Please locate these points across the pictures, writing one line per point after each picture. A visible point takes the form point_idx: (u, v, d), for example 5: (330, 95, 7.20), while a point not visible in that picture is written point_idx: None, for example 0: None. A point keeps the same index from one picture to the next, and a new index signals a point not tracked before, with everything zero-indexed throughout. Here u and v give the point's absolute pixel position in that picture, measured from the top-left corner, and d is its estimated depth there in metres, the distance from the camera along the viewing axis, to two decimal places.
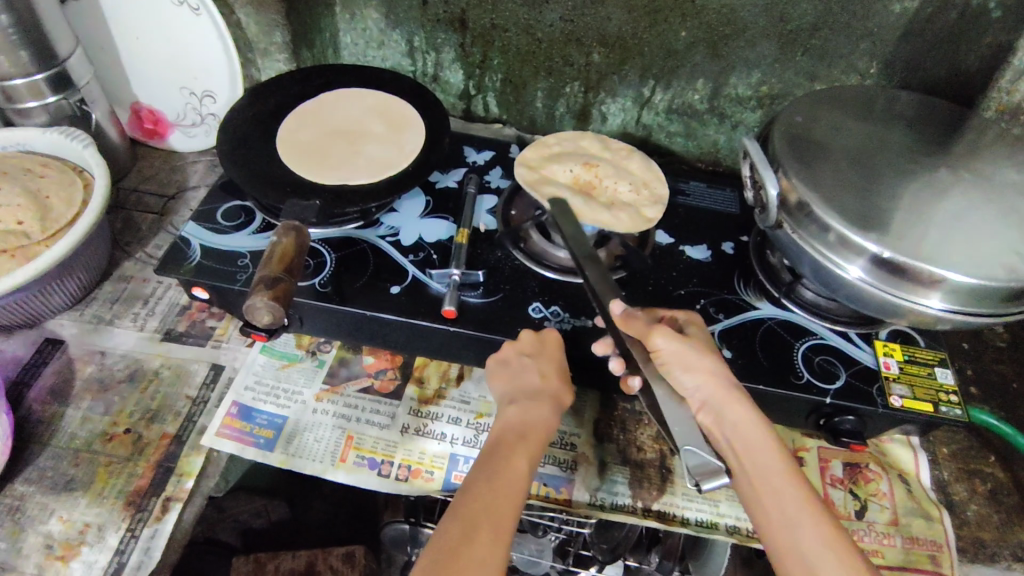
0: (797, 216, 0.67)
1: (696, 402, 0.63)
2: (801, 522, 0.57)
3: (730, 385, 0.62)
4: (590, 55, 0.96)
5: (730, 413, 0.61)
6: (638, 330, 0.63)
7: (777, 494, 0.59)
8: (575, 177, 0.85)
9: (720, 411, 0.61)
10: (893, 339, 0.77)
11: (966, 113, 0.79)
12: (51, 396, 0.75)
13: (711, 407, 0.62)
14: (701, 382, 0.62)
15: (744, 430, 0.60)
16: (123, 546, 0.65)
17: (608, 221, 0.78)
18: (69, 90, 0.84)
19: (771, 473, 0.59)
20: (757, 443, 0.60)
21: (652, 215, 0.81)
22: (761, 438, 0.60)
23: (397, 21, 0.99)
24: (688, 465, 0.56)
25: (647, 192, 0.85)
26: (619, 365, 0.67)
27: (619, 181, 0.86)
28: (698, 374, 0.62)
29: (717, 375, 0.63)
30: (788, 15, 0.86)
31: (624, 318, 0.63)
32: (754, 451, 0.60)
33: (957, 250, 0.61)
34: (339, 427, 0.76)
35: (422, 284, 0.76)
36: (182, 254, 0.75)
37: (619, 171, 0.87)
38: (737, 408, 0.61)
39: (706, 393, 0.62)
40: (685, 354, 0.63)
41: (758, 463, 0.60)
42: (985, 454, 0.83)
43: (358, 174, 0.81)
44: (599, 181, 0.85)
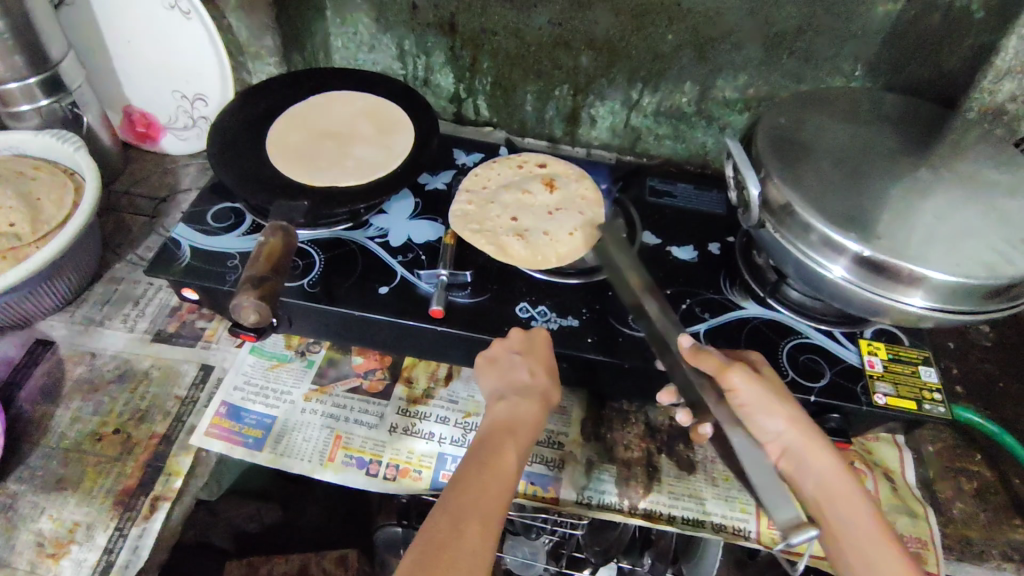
0: (780, 215, 0.68)
1: (776, 447, 0.65)
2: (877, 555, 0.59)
3: (810, 429, 0.64)
4: (578, 58, 0.97)
5: (810, 457, 0.64)
6: (713, 367, 0.65)
7: (856, 533, 0.60)
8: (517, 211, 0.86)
9: (800, 458, 0.64)
10: (877, 338, 0.78)
11: (948, 115, 0.79)
12: (42, 396, 0.75)
13: (792, 453, 0.64)
14: (782, 425, 0.64)
15: (821, 474, 0.63)
16: (111, 544, 0.66)
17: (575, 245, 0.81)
18: (61, 93, 0.85)
19: (849, 512, 0.61)
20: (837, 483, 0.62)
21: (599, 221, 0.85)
22: (842, 485, 0.63)
23: (387, 25, 1.00)
24: (777, 521, 0.55)
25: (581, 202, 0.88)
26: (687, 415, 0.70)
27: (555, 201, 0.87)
28: (779, 420, 0.64)
29: (801, 420, 0.64)
30: (773, 18, 0.87)
31: (693, 353, 0.65)
32: (833, 495, 0.62)
33: (936, 248, 0.62)
34: (327, 426, 0.76)
35: (410, 284, 0.77)
36: (172, 255, 0.75)
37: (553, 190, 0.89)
38: (818, 452, 0.63)
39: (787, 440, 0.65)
40: (765, 399, 0.64)
41: (835, 505, 0.62)
42: (972, 452, 0.83)
43: (346, 177, 0.82)
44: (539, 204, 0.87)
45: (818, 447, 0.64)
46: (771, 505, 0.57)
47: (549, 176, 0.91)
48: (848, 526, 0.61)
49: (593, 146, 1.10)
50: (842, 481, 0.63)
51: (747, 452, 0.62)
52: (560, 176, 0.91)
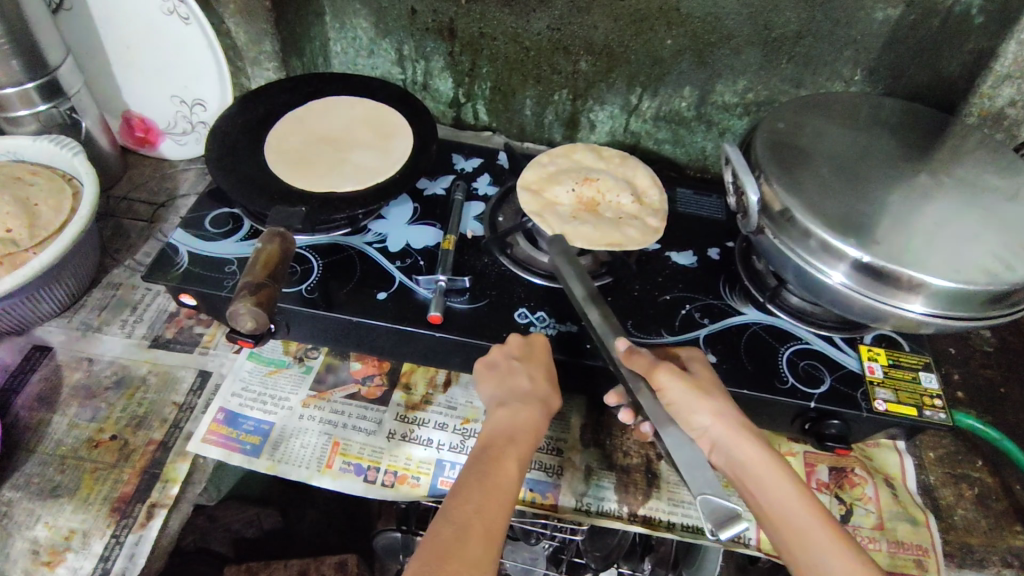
0: (778, 221, 0.68)
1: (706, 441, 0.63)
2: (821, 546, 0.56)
3: (735, 420, 0.62)
4: (577, 63, 0.97)
5: (738, 451, 0.61)
6: (643, 367, 0.63)
7: (789, 518, 0.58)
8: (577, 197, 0.85)
9: (729, 451, 0.61)
10: (877, 344, 0.78)
11: (947, 120, 0.79)
12: (38, 402, 0.75)
13: (720, 447, 0.62)
14: (710, 421, 0.62)
15: (751, 466, 0.60)
16: (107, 552, 0.65)
17: (624, 237, 0.80)
18: (59, 98, 0.85)
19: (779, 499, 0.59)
20: (768, 472, 0.60)
21: (657, 223, 0.83)
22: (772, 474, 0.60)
23: (386, 30, 1.01)
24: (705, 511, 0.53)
25: (646, 202, 0.86)
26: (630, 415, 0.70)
27: (620, 193, 0.86)
28: (705, 415, 0.62)
29: (725, 414, 0.62)
30: (773, 23, 0.87)
31: (628, 355, 0.64)
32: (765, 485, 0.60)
33: (937, 255, 0.61)
34: (325, 432, 0.76)
35: (408, 290, 0.76)
36: (169, 261, 0.75)
37: (619, 182, 0.88)
38: (745, 446, 0.61)
39: (716, 434, 0.62)
40: (692, 394, 0.62)
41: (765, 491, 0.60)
42: (973, 458, 0.83)
43: (344, 182, 0.81)
44: (600, 195, 0.86)
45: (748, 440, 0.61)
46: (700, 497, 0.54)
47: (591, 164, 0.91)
48: (784, 510, 0.59)
49: None
50: (772, 467, 0.60)
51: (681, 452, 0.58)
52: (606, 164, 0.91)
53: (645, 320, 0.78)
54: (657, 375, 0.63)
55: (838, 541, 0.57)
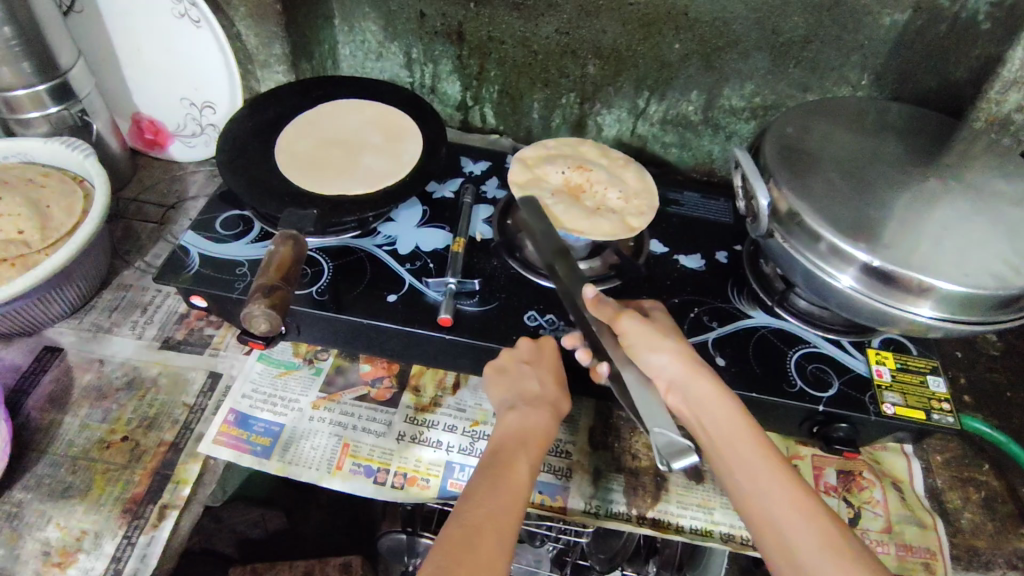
0: (788, 225, 0.68)
1: (663, 382, 0.65)
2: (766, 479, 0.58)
3: (691, 361, 0.64)
4: (585, 66, 0.98)
5: (693, 388, 0.63)
6: (607, 314, 0.67)
7: (740, 452, 0.60)
8: (566, 179, 0.86)
9: (684, 390, 0.63)
10: (885, 347, 0.78)
11: (954, 124, 0.80)
12: (50, 403, 0.75)
13: (675, 386, 0.64)
14: (668, 361, 0.64)
15: (704, 404, 0.62)
16: (119, 552, 0.66)
17: (588, 227, 0.79)
18: (70, 101, 0.85)
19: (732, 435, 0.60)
20: (720, 409, 0.61)
21: (634, 224, 0.80)
22: (725, 410, 0.61)
23: (395, 33, 1.01)
24: (657, 445, 0.56)
25: (637, 202, 0.84)
26: (586, 354, 0.69)
27: (610, 188, 0.85)
28: (663, 354, 0.64)
29: (683, 355, 0.65)
30: (781, 28, 0.87)
31: (595, 302, 0.68)
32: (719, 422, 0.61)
33: (946, 259, 0.62)
34: (335, 434, 0.76)
35: (418, 292, 0.77)
36: (181, 263, 0.76)
37: (613, 178, 0.87)
38: (699, 384, 0.63)
39: (671, 373, 0.64)
40: (648, 335, 0.65)
41: (720, 429, 0.61)
42: (980, 462, 0.83)
43: (354, 185, 0.82)
44: (588, 184, 0.86)
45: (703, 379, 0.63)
46: (653, 431, 0.57)
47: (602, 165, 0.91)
48: (730, 445, 0.60)
49: None
50: (725, 404, 0.62)
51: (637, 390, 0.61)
52: (609, 165, 0.90)
53: None
54: (620, 321, 0.66)
55: (784, 476, 0.59)
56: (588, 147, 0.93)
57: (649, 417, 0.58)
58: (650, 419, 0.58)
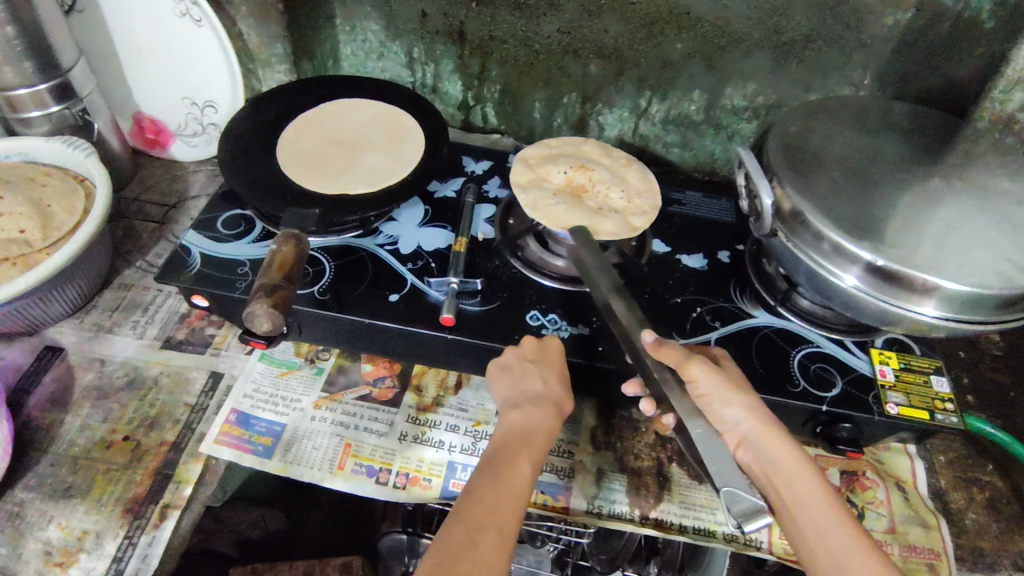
0: (792, 224, 0.68)
1: (734, 437, 0.64)
2: (843, 548, 0.57)
3: (766, 417, 0.63)
4: (587, 66, 0.97)
5: (767, 447, 0.61)
6: (674, 359, 0.62)
7: (816, 517, 0.58)
8: (568, 179, 0.86)
9: (758, 447, 0.62)
10: (888, 347, 0.78)
11: (957, 123, 0.79)
12: (51, 403, 0.75)
13: (749, 443, 0.62)
14: (740, 415, 0.63)
15: (780, 465, 0.61)
16: (120, 553, 0.65)
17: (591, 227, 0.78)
18: (72, 100, 0.85)
19: (809, 498, 0.59)
20: (795, 471, 0.60)
21: (638, 224, 0.80)
22: (802, 470, 0.60)
23: (396, 33, 1.01)
24: (730, 508, 0.52)
25: (640, 201, 0.84)
26: (650, 405, 0.67)
27: (612, 188, 0.85)
28: (737, 409, 0.63)
29: (757, 410, 0.63)
30: (783, 27, 0.87)
31: (656, 347, 0.62)
32: (795, 483, 0.60)
33: (950, 258, 0.61)
34: (337, 434, 0.76)
35: (420, 292, 0.76)
36: (182, 262, 0.75)
37: (615, 177, 0.87)
38: (774, 443, 0.61)
39: (745, 429, 0.63)
40: (724, 388, 0.63)
41: (794, 491, 0.60)
42: (983, 462, 0.83)
43: (356, 184, 0.82)
44: (590, 184, 0.85)
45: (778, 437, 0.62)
46: (723, 492, 0.53)
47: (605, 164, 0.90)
48: (808, 509, 0.59)
49: None
50: (800, 465, 0.61)
51: (708, 444, 0.56)
52: (612, 164, 0.90)
53: (657, 323, 0.78)
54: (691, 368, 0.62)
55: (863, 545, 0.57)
56: (590, 146, 0.93)
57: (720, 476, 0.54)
58: (717, 476, 0.54)
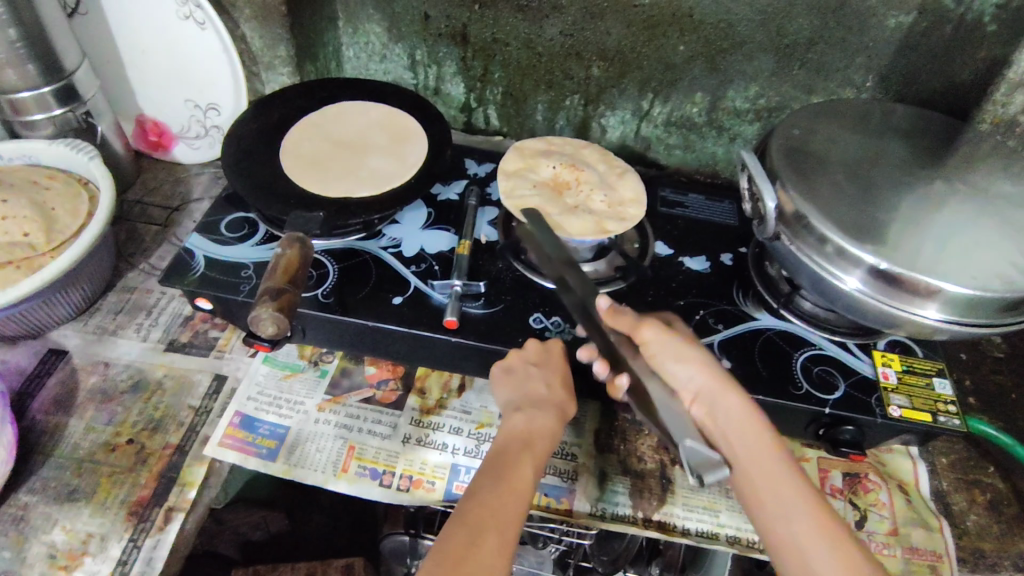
0: (795, 227, 0.68)
1: (689, 393, 0.67)
2: (789, 500, 0.61)
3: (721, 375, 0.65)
4: (590, 68, 0.98)
5: (721, 404, 0.64)
6: (627, 326, 0.67)
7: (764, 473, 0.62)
8: (556, 175, 0.87)
9: (711, 404, 0.65)
10: (891, 350, 0.78)
11: (960, 126, 0.80)
12: (55, 406, 0.75)
13: (703, 399, 0.65)
14: (693, 372, 0.66)
15: (733, 420, 0.63)
16: (125, 555, 0.65)
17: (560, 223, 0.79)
18: (75, 103, 0.85)
19: (759, 454, 0.62)
20: (749, 428, 0.63)
21: (610, 228, 0.80)
22: (756, 426, 0.63)
23: (399, 35, 1.01)
24: (689, 461, 0.56)
25: (620, 208, 0.83)
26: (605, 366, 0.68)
27: (596, 190, 0.86)
28: (690, 367, 0.66)
29: (711, 367, 0.66)
30: (785, 29, 0.87)
31: (611, 313, 0.66)
32: (746, 439, 0.63)
33: (952, 261, 0.62)
34: (340, 437, 0.76)
35: (423, 295, 0.77)
36: (186, 265, 0.76)
37: (603, 180, 0.87)
38: (727, 399, 0.64)
39: (699, 384, 0.66)
40: (674, 347, 0.66)
41: (747, 446, 0.62)
42: (985, 464, 0.83)
43: (359, 187, 0.82)
44: (576, 183, 0.86)
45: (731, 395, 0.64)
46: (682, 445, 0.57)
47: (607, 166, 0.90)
48: (759, 466, 0.62)
49: None
50: (755, 422, 0.63)
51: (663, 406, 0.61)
52: (613, 167, 0.90)
53: None
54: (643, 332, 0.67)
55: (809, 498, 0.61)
56: (589, 149, 0.93)
57: (677, 431, 0.58)
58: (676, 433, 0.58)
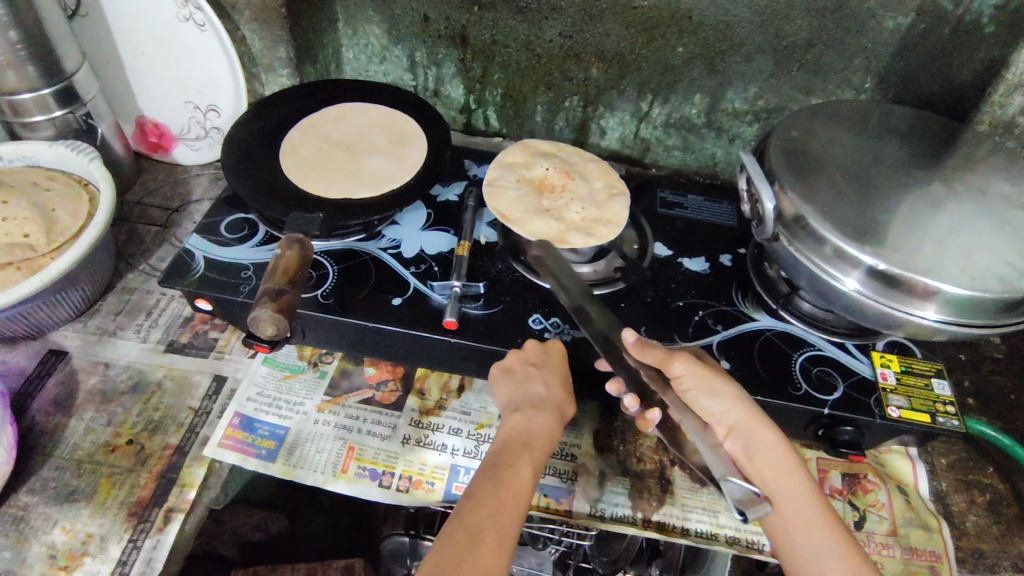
0: (794, 228, 0.68)
1: (722, 426, 0.65)
2: (819, 534, 0.62)
3: (754, 409, 0.64)
4: (589, 70, 0.98)
5: (755, 438, 0.63)
6: (658, 359, 0.66)
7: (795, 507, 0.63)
8: (546, 176, 0.89)
9: (746, 439, 0.64)
10: (889, 350, 0.78)
11: (958, 127, 0.80)
12: (54, 407, 0.75)
13: (736, 433, 0.64)
14: (728, 407, 0.64)
15: (768, 457, 0.63)
16: (125, 556, 0.65)
17: (517, 219, 0.82)
18: (75, 104, 0.85)
19: (793, 489, 0.63)
20: (783, 464, 0.63)
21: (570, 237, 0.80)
22: (786, 462, 0.63)
23: (399, 37, 1.01)
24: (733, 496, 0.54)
25: (592, 223, 0.83)
26: (634, 400, 0.67)
27: (576, 202, 0.86)
28: (723, 400, 0.64)
29: (744, 400, 0.64)
30: (784, 31, 0.88)
31: (637, 346, 0.67)
32: (779, 475, 0.63)
33: (951, 263, 0.62)
34: (340, 438, 0.76)
35: (423, 296, 0.77)
36: (186, 266, 0.76)
37: (589, 193, 0.87)
38: (764, 435, 0.63)
39: (733, 418, 0.64)
40: (707, 380, 0.64)
41: (780, 482, 0.63)
42: (984, 464, 0.83)
43: (358, 189, 0.82)
44: (561, 190, 0.87)
45: (766, 430, 0.64)
46: (725, 481, 0.55)
47: (603, 178, 0.90)
48: (791, 501, 0.63)
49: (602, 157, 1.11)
50: (786, 457, 0.63)
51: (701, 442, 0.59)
52: (607, 182, 0.89)
53: (658, 326, 0.78)
54: (675, 363, 0.65)
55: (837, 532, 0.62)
56: (594, 163, 0.92)
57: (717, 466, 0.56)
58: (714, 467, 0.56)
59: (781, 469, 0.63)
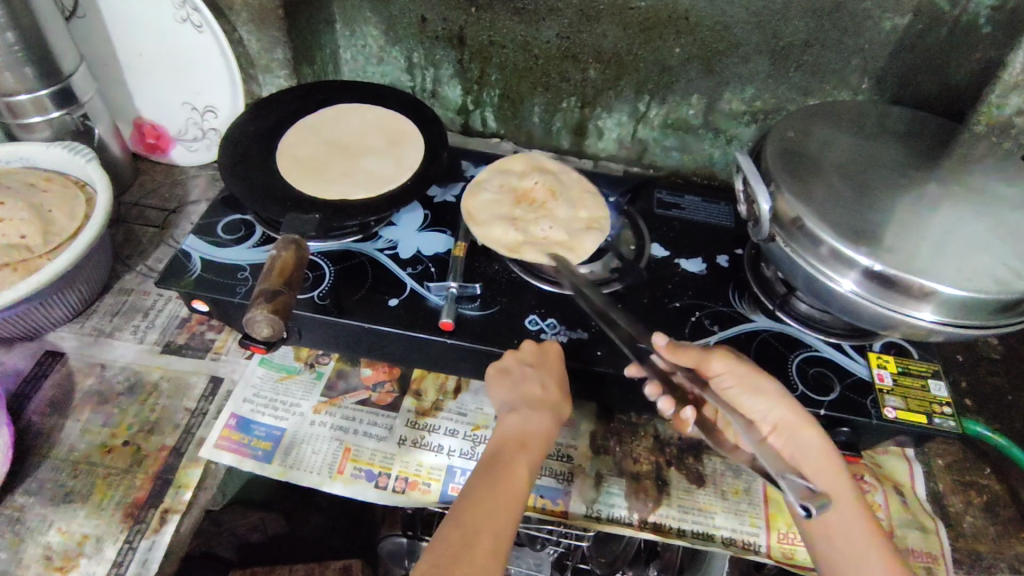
0: (790, 229, 0.68)
1: (768, 424, 0.68)
2: (861, 537, 0.63)
3: (797, 409, 0.66)
4: (586, 70, 0.98)
5: (798, 439, 0.65)
6: (692, 360, 0.67)
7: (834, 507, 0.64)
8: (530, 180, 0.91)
9: (790, 438, 0.66)
10: (886, 351, 0.78)
11: (954, 128, 0.80)
12: (51, 408, 0.75)
13: (780, 432, 0.67)
14: (771, 406, 0.66)
15: (809, 457, 0.65)
16: (121, 557, 0.65)
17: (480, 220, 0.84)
18: (72, 105, 0.85)
19: (833, 492, 0.64)
20: (824, 467, 0.64)
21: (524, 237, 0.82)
22: (829, 465, 0.64)
23: (396, 38, 1.02)
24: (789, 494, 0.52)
25: (556, 225, 0.84)
26: (655, 389, 0.68)
27: (551, 206, 0.87)
28: (765, 400, 0.67)
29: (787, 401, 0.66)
30: (781, 32, 0.88)
31: (670, 349, 0.67)
32: (821, 477, 0.64)
33: (947, 264, 0.62)
34: (336, 439, 0.76)
35: (419, 297, 0.77)
36: (183, 267, 0.76)
37: (568, 198, 0.88)
38: (807, 436, 0.65)
39: (775, 417, 0.67)
40: (749, 380, 0.67)
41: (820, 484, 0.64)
42: (981, 465, 0.83)
43: (355, 189, 0.82)
44: (541, 194, 0.88)
45: (807, 432, 0.65)
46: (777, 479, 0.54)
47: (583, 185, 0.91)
48: (833, 502, 0.64)
49: (599, 157, 1.11)
50: (830, 459, 0.65)
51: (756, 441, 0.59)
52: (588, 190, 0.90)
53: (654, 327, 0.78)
54: (712, 362, 0.67)
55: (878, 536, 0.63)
56: (578, 174, 0.93)
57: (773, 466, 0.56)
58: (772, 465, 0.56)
59: (819, 472, 0.64)
